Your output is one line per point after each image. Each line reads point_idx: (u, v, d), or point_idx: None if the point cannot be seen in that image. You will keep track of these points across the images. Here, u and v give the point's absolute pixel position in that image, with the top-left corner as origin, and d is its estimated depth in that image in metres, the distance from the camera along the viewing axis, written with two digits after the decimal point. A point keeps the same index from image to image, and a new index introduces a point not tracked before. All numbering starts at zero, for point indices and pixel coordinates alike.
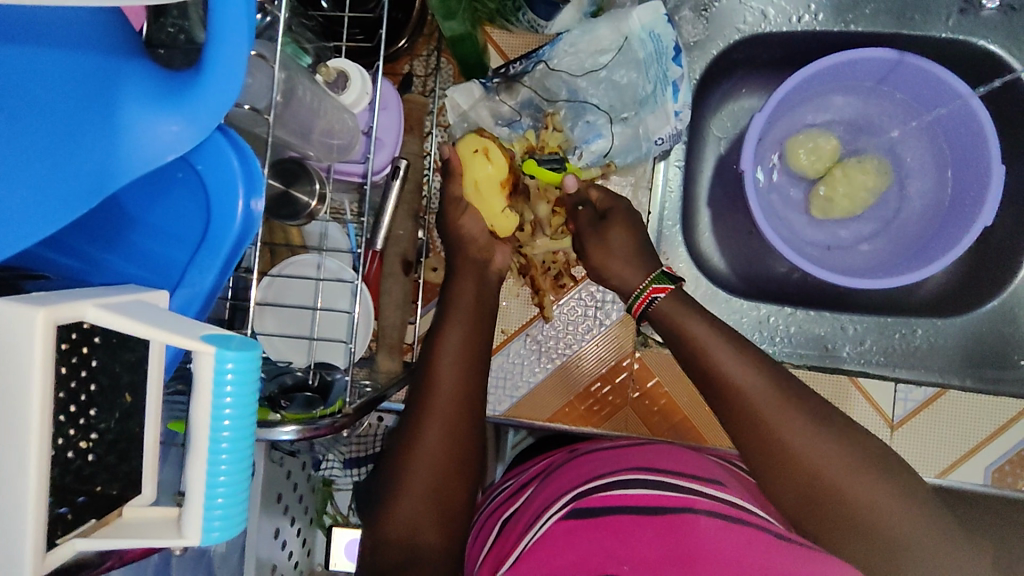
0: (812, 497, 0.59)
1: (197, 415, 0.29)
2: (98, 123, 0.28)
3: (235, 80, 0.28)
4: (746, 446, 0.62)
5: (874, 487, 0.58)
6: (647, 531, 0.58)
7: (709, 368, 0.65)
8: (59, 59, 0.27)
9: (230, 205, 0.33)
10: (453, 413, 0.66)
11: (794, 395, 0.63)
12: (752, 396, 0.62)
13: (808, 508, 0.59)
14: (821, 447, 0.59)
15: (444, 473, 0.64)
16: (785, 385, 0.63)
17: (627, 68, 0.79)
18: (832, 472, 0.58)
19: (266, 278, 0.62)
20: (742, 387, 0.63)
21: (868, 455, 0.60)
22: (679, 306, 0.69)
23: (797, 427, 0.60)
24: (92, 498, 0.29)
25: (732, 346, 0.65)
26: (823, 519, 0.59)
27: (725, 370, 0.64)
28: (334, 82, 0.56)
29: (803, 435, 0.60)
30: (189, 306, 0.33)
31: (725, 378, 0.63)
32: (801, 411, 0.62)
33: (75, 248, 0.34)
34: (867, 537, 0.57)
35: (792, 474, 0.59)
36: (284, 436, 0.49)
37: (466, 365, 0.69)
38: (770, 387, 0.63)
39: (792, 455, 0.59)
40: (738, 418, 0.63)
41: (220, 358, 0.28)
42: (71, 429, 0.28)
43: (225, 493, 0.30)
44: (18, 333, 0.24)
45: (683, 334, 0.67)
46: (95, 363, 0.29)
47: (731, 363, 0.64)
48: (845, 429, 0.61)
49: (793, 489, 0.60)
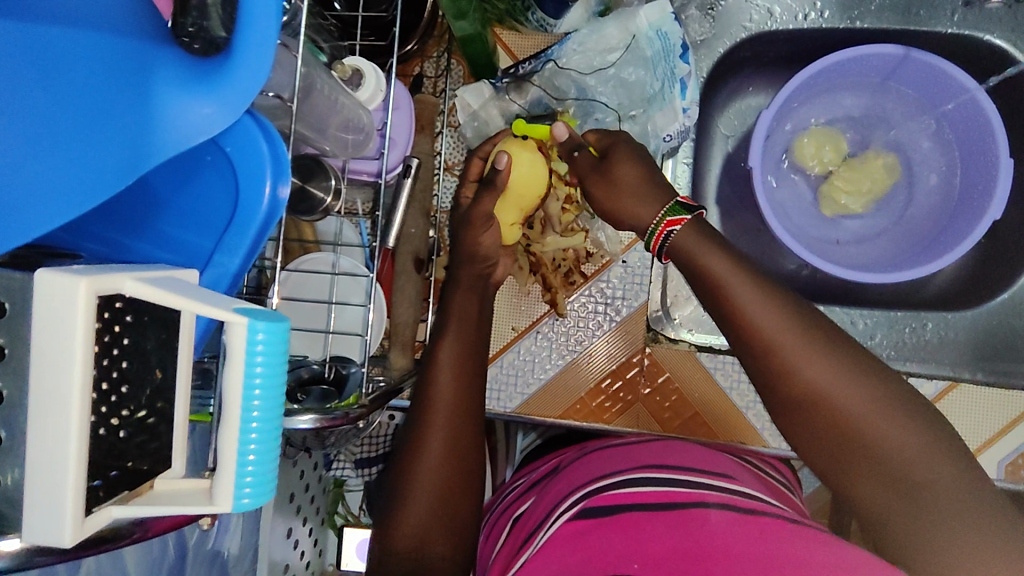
0: (830, 440, 0.53)
1: (229, 386, 0.30)
2: (134, 105, 0.29)
3: (265, 63, 0.29)
4: (762, 382, 0.55)
5: (898, 436, 0.51)
6: (658, 524, 0.58)
7: (737, 314, 0.55)
8: (93, 39, 0.28)
9: (258, 188, 0.33)
10: (452, 430, 0.66)
11: (830, 338, 0.54)
12: (770, 329, 0.54)
13: (825, 452, 0.53)
14: (846, 388, 0.52)
15: (451, 480, 0.65)
16: (826, 331, 0.54)
17: (636, 65, 0.79)
18: (878, 436, 0.51)
19: (282, 274, 0.64)
20: (755, 317, 0.54)
21: (902, 405, 0.52)
22: (701, 241, 0.59)
23: (825, 366, 0.52)
24: (122, 473, 0.30)
25: (765, 288, 0.55)
26: (841, 467, 0.53)
27: (753, 315, 0.54)
28: (350, 79, 0.57)
29: (849, 390, 0.52)
30: (218, 283, 0.34)
31: (739, 303, 0.55)
32: (828, 347, 0.53)
33: (102, 234, 0.34)
34: (907, 513, 0.50)
35: (830, 436, 0.52)
36: (301, 425, 0.50)
37: (465, 378, 0.69)
38: (807, 335, 0.53)
39: (812, 391, 0.52)
40: (753, 352, 0.55)
41: (251, 329, 0.29)
42: (104, 406, 0.29)
43: (255, 459, 0.30)
44: (61, 305, 0.25)
45: (697, 259, 0.58)
46: (128, 340, 0.29)
47: (745, 288, 0.55)
48: (892, 386, 0.53)
49: (810, 433, 0.54)
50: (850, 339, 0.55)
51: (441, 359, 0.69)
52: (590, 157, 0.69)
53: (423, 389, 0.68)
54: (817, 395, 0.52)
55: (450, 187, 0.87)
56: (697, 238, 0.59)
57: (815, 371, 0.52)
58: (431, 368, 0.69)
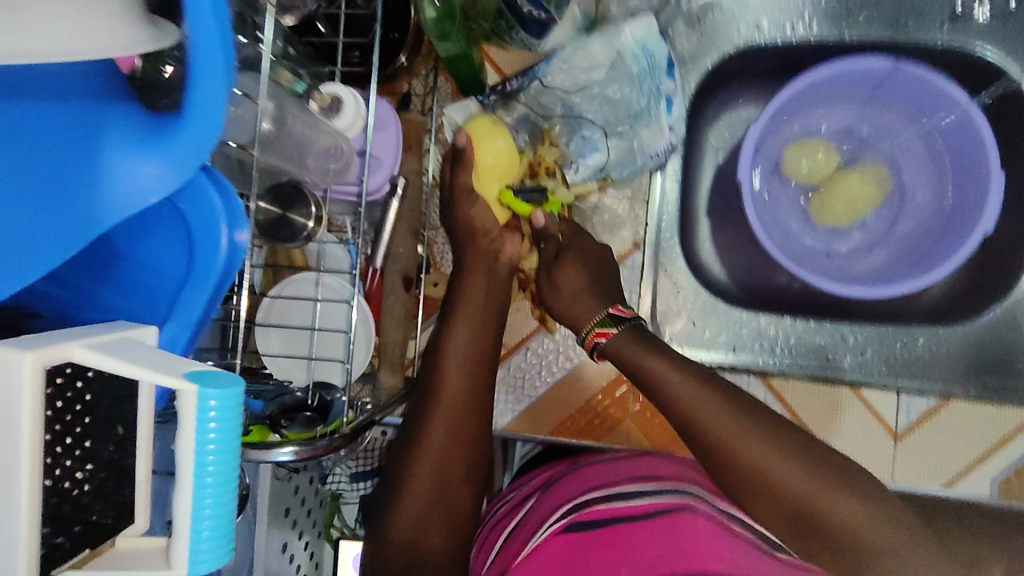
0: (786, 517, 0.60)
1: (181, 450, 0.30)
2: (86, 166, 0.29)
3: (211, 121, 0.29)
4: (716, 470, 0.62)
5: (843, 502, 0.58)
6: (643, 532, 0.61)
7: (685, 412, 0.63)
8: (35, 109, 0.28)
9: (213, 240, 0.34)
10: (455, 424, 0.69)
11: (762, 424, 0.62)
12: (714, 421, 0.62)
13: (786, 526, 0.61)
14: (790, 472, 0.59)
15: (443, 472, 0.67)
16: (749, 411, 0.63)
17: (621, 82, 0.79)
18: (829, 508, 0.58)
19: (265, 301, 0.64)
20: (698, 414, 0.62)
21: (836, 472, 0.60)
22: (633, 344, 0.69)
23: (766, 452, 0.60)
24: (87, 527, 0.30)
25: (693, 379, 0.65)
26: (803, 537, 0.60)
27: (696, 412, 0.62)
28: (328, 107, 0.57)
29: (792, 472, 0.59)
30: (176, 342, 0.34)
31: (684, 402, 0.63)
32: (764, 433, 0.61)
33: (74, 283, 0.35)
34: (851, 559, 0.59)
35: (776, 505, 0.60)
36: (282, 457, 0.50)
37: (473, 365, 0.72)
38: (747, 427, 0.61)
39: (760, 477, 0.60)
40: (704, 444, 0.62)
41: (201, 397, 0.29)
42: (68, 460, 0.29)
43: (210, 521, 0.30)
44: (8, 377, 0.25)
45: (644, 365, 0.67)
46: (89, 397, 0.29)
47: (685, 383, 0.64)
48: (819, 451, 0.61)
49: (769, 512, 0.61)
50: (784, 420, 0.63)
51: (450, 356, 0.71)
52: (552, 248, 0.78)
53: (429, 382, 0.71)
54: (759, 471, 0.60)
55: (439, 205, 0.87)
56: (629, 342, 0.69)
57: (760, 456, 0.60)
58: (439, 356, 0.72)
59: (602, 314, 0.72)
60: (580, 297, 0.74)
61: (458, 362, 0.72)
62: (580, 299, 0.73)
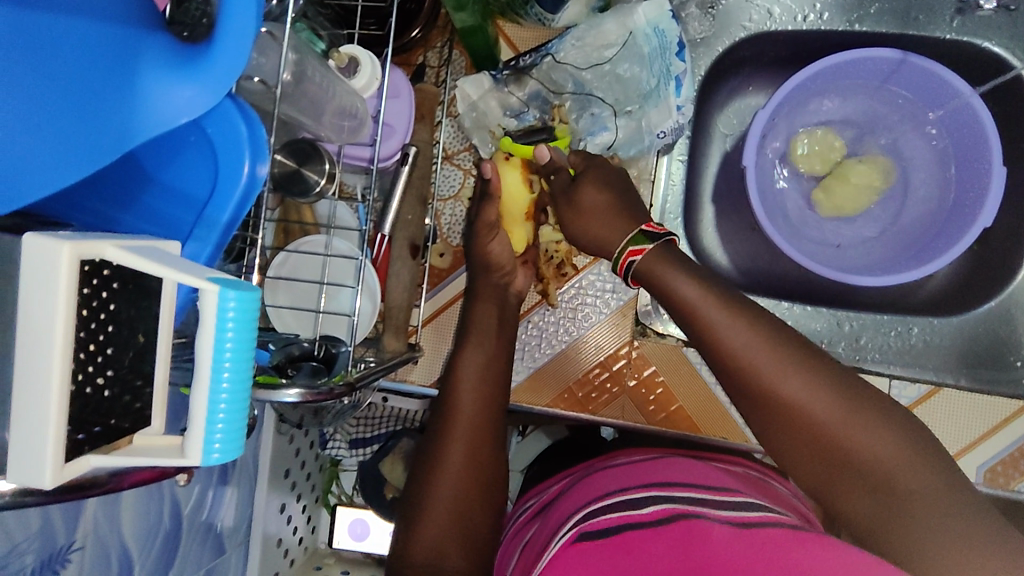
0: (812, 450, 0.55)
1: (200, 350, 0.32)
2: (119, 82, 0.30)
3: (243, 52, 0.31)
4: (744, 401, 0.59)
5: (871, 427, 0.54)
6: (661, 542, 0.55)
7: (711, 335, 0.60)
8: (73, 23, 0.29)
9: (236, 167, 0.36)
10: (474, 432, 0.70)
11: (807, 359, 0.57)
12: (728, 329, 0.60)
13: (804, 460, 0.56)
14: (818, 393, 0.55)
15: (467, 493, 0.67)
16: (787, 338, 0.59)
17: (631, 62, 0.81)
18: (854, 440, 0.54)
19: (280, 254, 0.67)
20: (728, 340, 0.59)
21: (871, 403, 0.55)
22: (662, 262, 0.66)
23: (798, 381, 0.56)
24: (106, 429, 0.32)
25: (733, 311, 0.61)
26: (828, 480, 0.55)
27: (721, 333, 0.60)
28: (345, 67, 0.60)
29: (820, 401, 0.55)
30: (198, 256, 0.37)
31: (702, 314, 0.61)
32: (805, 367, 0.57)
33: (95, 209, 0.37)
34: (872, 496, 0.53)
35: (802, 443, 0.56)
36: (287, 398, 0.50)
37: (485, 382, 0.74)
38: (785, 356, 0.57)
39: (782, 400, 0.56)
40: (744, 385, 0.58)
41: (222, 298, 0.31)
42: (90, 366, 0.30)
43: (226, 416, 0.33)
44: (44, 268, 0.28)
45: (671, 289, 0.64)
46: (114, 306, 0.31)
47: (717, 310, 0.61)
48: (858, 388, 0.56)
49: (790, 443, 0.56)
50: (825, 356, 0.58)
51: (461, 377, 0.74)
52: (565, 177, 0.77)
53: (442, 406, 0.73)
54: (789, 403, 0.56)
55: (449, 176, 0.88)
56: (658, 260, 0.66)
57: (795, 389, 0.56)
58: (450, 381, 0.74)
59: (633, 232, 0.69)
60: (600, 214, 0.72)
61: (469, 355, 0.76)
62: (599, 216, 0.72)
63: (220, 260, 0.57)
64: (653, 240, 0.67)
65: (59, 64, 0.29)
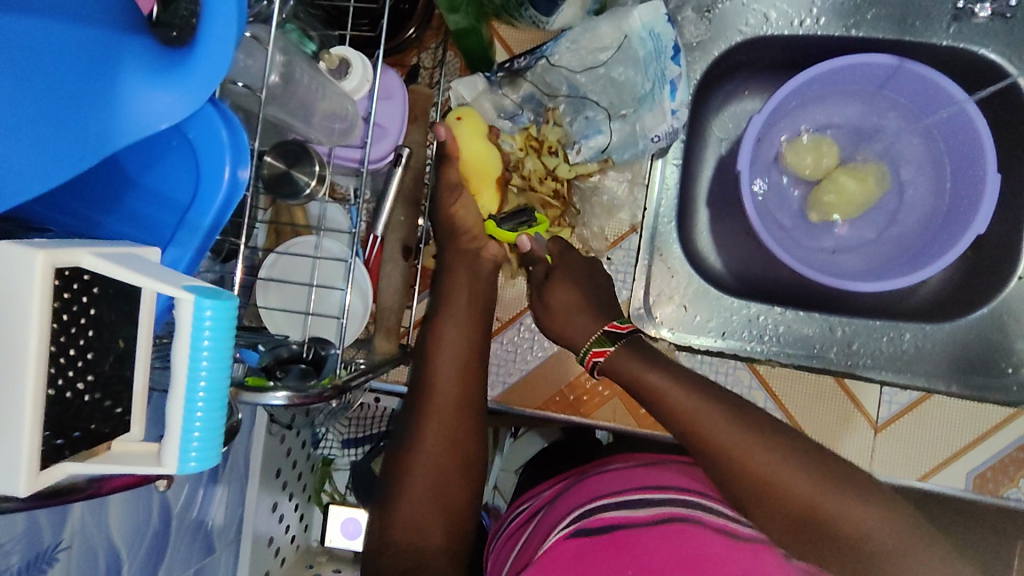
0: (793, 520, 0.59)
1: (176, 358, 0.32)
2: (98, 87, 0.30)
3: (224, 58, 0.31)
4: (718, 474, 0.62)
5: (840, 490, 0.59)
6: (653, 534, 0.57)
7: (684, 416, 0.64)
8: (49, 27, 0.29)
9: (218, 172, 0.36)
10: (452, 413, 0.71)
11: (765, 434, 0.62)
12: (702, 418, 0.63)
13: (778, 522, 0.60)
14: (786, 465, 0.60)
15: (443, 470, 0.69)
16: (746, 414, 0.64)
17: (626, 65, 0.81)
18: (829, 505, 0.58)
19: (271, 255, 0.66)
20: (697, 418, 0.63)
21: (835, 466, 0.60)
22: (630, 359, 0.70)
23: (768, 456, 0.60)
24: (86, 434, 0.31)
25: (697, 393, 0.65)
26: (807, 541, 0.59)
27: (691, 413, 0.64)
28: (336, 68, 0.59)
29: (790, 473, 0.59)
30: (179, 261, 0.36)
31: (669, 399, 0.65)
32: (768, 442, 0.61)
33: (72, 210, 0.36)
34: (848, 552, 0.58)
35: (780, 512, 0.59)
36: (274, 401, 0.50)
37: (463, 359, 0.75)
38: (748, 434, 0.62)
39: (756, 476, 0.60)
40: (717, 464, 0.62)
41: (199, 306, 0.31)
42: (70, 370, 0.30)
43: (202, 424, 0.32)
44: (20, 273, 0.27)
45: (641, 380, 0.68)
46: (93, 312, 0.31)
47: (685, 396, 0.65)
48: (819, 453, 0.61)
49: (767, 513, 0.60)
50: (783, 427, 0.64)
51: (440, 353, 0.74)
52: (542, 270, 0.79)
53: (418, 381, 0.74)
54: (766, 479, 0.59)
55: None
56: (624, 359, 0.70)
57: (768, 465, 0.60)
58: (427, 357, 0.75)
59: (598, 332, 0.74)
60: (575, 313, 0.75)
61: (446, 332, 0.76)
62: (574, 316, 0.75)
63: (208, 260, 0.56)
64: (615, 341, 0.72)
65: (41, 70, 0.29)
